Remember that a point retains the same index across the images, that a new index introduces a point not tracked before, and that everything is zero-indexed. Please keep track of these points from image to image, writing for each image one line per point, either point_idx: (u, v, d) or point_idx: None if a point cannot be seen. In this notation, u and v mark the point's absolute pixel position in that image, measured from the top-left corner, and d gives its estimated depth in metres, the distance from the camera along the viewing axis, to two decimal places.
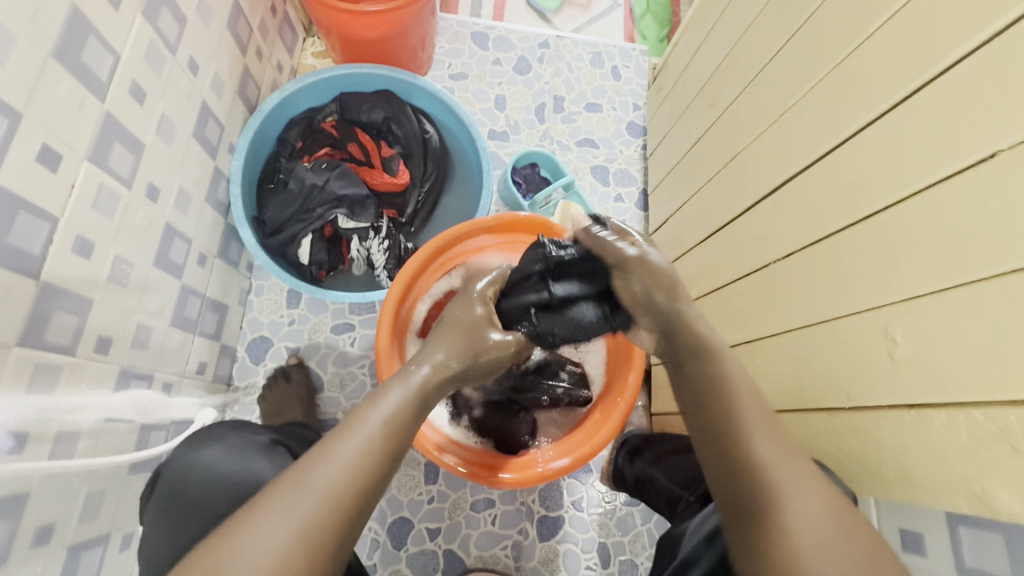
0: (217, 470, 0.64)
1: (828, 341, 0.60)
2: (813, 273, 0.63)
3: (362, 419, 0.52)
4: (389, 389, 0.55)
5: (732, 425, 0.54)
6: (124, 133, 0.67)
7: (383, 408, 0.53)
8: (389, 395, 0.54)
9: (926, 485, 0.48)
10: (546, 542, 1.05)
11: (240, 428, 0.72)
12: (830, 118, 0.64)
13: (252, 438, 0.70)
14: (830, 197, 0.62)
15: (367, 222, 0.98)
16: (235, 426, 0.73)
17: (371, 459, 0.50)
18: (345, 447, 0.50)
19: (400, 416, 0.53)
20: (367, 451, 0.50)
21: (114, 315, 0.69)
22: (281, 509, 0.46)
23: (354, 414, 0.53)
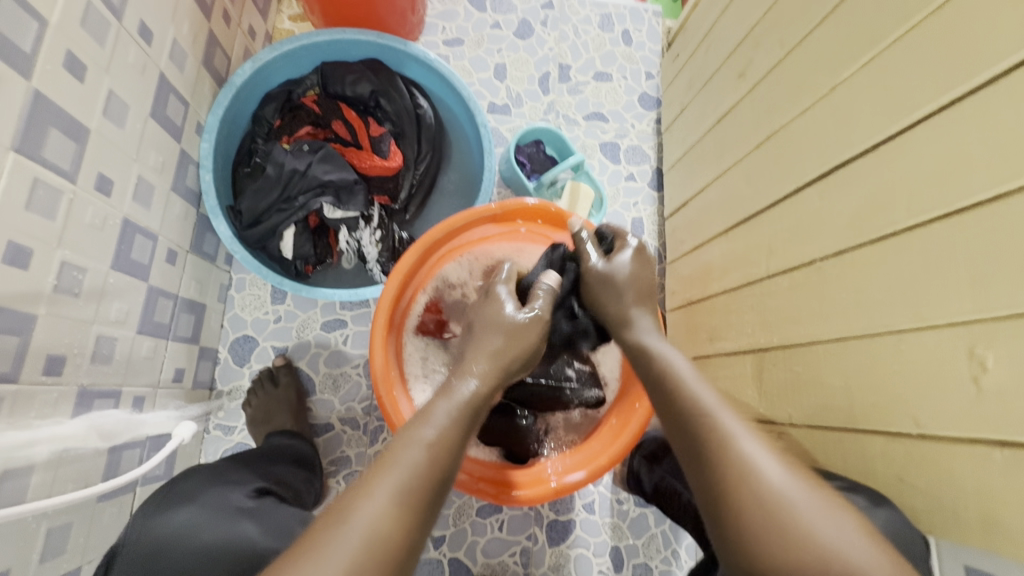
0: (196, 540, 0.57)
1: (892, 355, 0.52)
2: (875, 276, 0.55)
3: (404, 444, 0.48)
4: (433, 405, 0.52)
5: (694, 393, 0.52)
6: (60, 116, 0.57)
7: (425, 432, 0.49)
8: (435, 410, 0.51)
9: (1015, 535, 0.42)
10: (556, 547, 0.99)
11: (217, 479, 0.64)
12: (899, 94, 0.54)
13: (231, 494, 0.62)
14: (897, 189, 0.53)
15: (356, 211, 0.88)
16: (212, 475, 0.65)
17: (420, 484, 0.46)
18: (390, 476, 0.45)
19: (448, 439, 0.49)
20: (412, 482, 0.45)
21: (65, 330, 0.60)
22: (331, 550, 0.40)
23: (391, 446, 0.48)
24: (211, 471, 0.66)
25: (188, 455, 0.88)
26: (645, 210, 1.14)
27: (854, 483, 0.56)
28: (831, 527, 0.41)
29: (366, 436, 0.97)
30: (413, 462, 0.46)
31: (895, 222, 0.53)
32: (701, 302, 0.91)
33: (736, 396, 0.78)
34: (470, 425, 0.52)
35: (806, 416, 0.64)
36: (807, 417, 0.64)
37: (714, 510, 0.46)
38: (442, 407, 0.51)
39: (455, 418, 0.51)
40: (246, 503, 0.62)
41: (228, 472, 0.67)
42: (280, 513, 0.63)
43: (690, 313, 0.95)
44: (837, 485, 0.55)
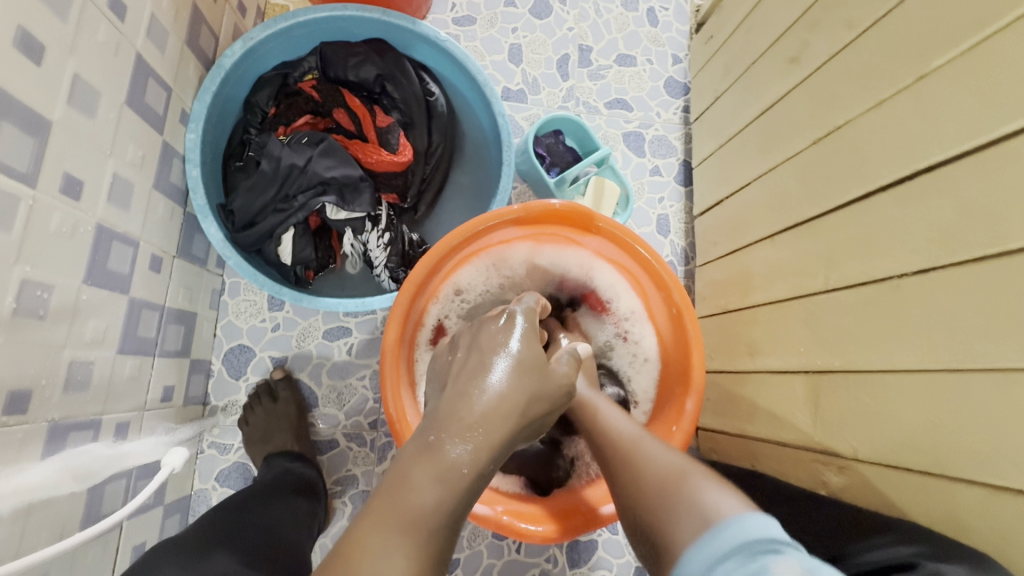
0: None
1: (1001, 396, 0.45)
2: (977, 301, 0.47)
3: (363, 552, 0.34)
4: (404, 489, 0.37)
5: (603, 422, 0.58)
6: (13, 107, 0.47)
7: (393, 531, 0.35)
8: (410, 495, 0.37)
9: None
10: (577, 569, 0.93)
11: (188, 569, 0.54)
12: (1015, 88, 0.46)
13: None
14: (1009, 200, 0.45)
15: (362, 212, 0.79)
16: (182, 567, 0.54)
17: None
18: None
19: (424, 536, 0.36)
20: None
21: (29, 358, 0.51)
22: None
23: (343, 547, 0.35)
24: (181, 555, 0.55)
25: (180, 480, 0.80)
26: (671, 206, 1.05)
27: (944, 536, 0.49)
28: (712, 490, 0.44)
29: (373, 453, 0.90)
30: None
31: (1007, 239, 0.45)
32: (740, 311, 0.84)
33: (784, 419, 0.71)
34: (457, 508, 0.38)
35: (877, 451, 0.57)
36: (879, 453, 0.57)
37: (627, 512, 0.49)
38: (415, 496, 0.37)
39: (436, 507, 0.37)
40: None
41: (207, 555, 0.56)
42: None
43: (727, 322, 0.87)
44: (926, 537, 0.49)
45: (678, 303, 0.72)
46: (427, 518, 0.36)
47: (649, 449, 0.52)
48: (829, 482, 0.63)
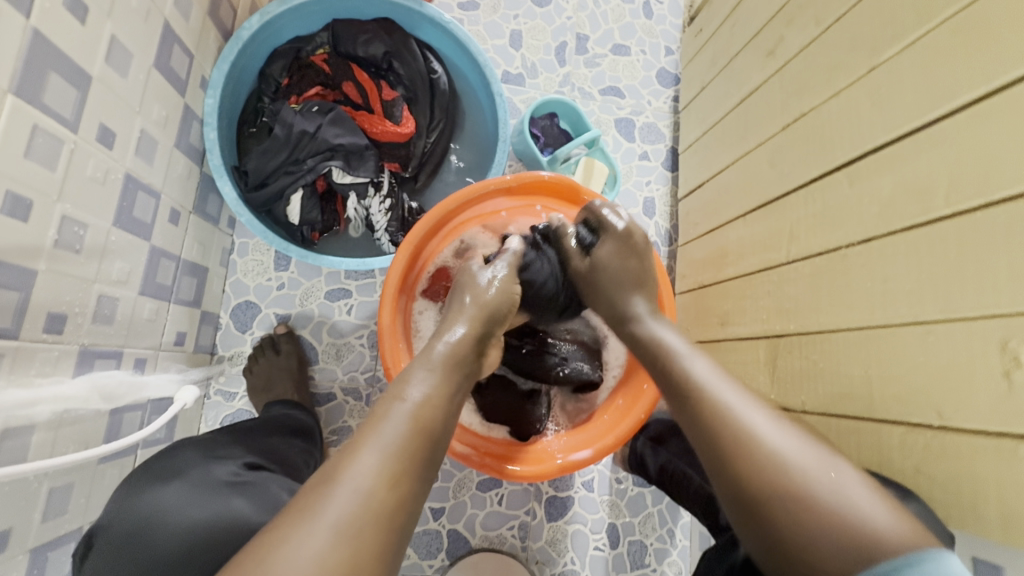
0: (187, 517, 0.54)
1: (919, 347, 0.52)
2: (906, 266, 0.54)
3: (388, 405, 0.46)
4: (413, 369, 0.51)
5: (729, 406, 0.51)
6: (61, 58, 0.53)
7: (410, 390, 0.48)
8: (420, 372, 0.50)
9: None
10: (554, 523, 1.00)
11: (206, 452, 0.62)
12: (946, 77, 0.52)
13: (218, 467, 0.60)
14: (937, 175, 0.52)
15: (367, 177, 0.85)
16: (200, 452, 0.62)
17: (414, 444, 0.44)
18: (376, 440, 0.43)
19: (434, 397, 0.48)
20: (402, 445, 0.44)
21: (66, 287, 0.58)
22: (320, 508, 0.39)
23: (379, 404, 0.47)
24: (198, 444, 0.63)
25: (188, 421, 0.87)
26: (657, 189, 1.11)
27: (872, 473, 0.55)
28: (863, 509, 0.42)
29: (368, 407, 0.96)
30: (403, 423, 0.45)
31: (932, 210, 0.52)
32: (712, 286, 0.90)
33: (746, 382, 0.78)
34: (457, 383, 0.51)
35: (820, 403, 0.64)
36: (822, 405, 0.64)
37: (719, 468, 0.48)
38: (421, 370, 0.50)
39: (440, 378, 0.50)
40: (233, 477, 0.59)
41: (218, 446, 0.64)
42: (264, 488, 0.60)
43: (701, 297, 0.94)
44: None
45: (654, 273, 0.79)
46: (434, 389, 0.49)
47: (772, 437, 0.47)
48: None
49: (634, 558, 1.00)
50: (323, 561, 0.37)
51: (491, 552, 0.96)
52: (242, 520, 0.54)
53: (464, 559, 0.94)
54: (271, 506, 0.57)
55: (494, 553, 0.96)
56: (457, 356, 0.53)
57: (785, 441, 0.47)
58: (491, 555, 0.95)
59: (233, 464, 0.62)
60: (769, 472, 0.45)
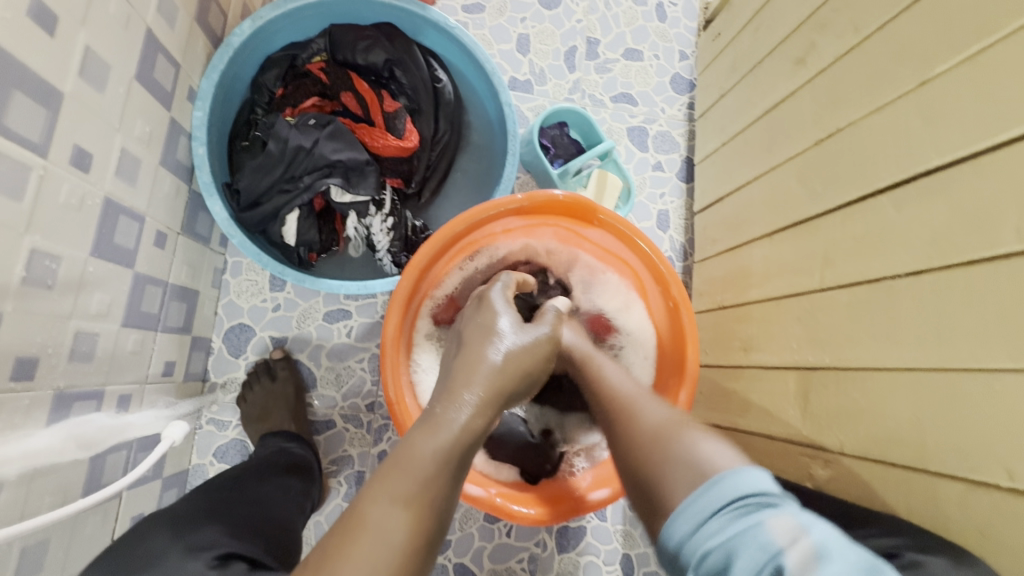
0: None
1: (984, 396, 0.47)
2: (967, 304, 0.49)
3: (373, 508, 0.38)
4: (405, 451, 0.42)
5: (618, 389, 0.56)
6: (26, 76, 0.48)
7: (400, 486, 0.40)
8: (415, 457, 0.41)
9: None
10: (566, 554, 0.95)
11: (181, 537, 0.55)
12: (1013, 96, 0.47)
13: (193, 559, 0.52)
14: (1003, 205, 0.47)
15: (367, 195, 0.79)
16: (174, 535, 0.55)
17: (407, 559, 0.37)
18: (356, 564, 0.36)
19: (429, 490, 0.40)
20: (388, 569, 0.36)
21: (37, 327, 0.52)
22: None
23: (363, 499, 0.39)
24: (175, 523, 0.56)
25: (178, 455, 0.81)
26: (672, 202, 1.06)
27: (924, 529, 0.51)
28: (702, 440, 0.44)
29: (370, 435, 0.91)
30: (390, 538, 0.37)
31: (999, 244, 0.47)
32: (734, 308, 0.85)
33: (774, 414, 0.73)
34: (458, 468, 0.43)
35: (861, 445, 0.59)
36: (865, 449, 0.59)
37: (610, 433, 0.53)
38: (418, 458, 0.41)
39: (439, 466, 0.42)
40: (208, 574, 0.51)
41: (195, 523, 0.56)
42: None
43: (721, 319, 0.89)
44: (909, 533, 0.51)
45: (676, 297, 0.73)
46: (429, 482, 0.41)
47: (646, 405, 0.52)
48: (814, 475, 0.66)
49: None
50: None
51: None
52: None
53: None
54: None
55: None
56: (467, 442, 0.44)
57: (657, 409, 0.51)
58: None
59: (206, 555, 0.53)
60: (639, 429, 0.49)
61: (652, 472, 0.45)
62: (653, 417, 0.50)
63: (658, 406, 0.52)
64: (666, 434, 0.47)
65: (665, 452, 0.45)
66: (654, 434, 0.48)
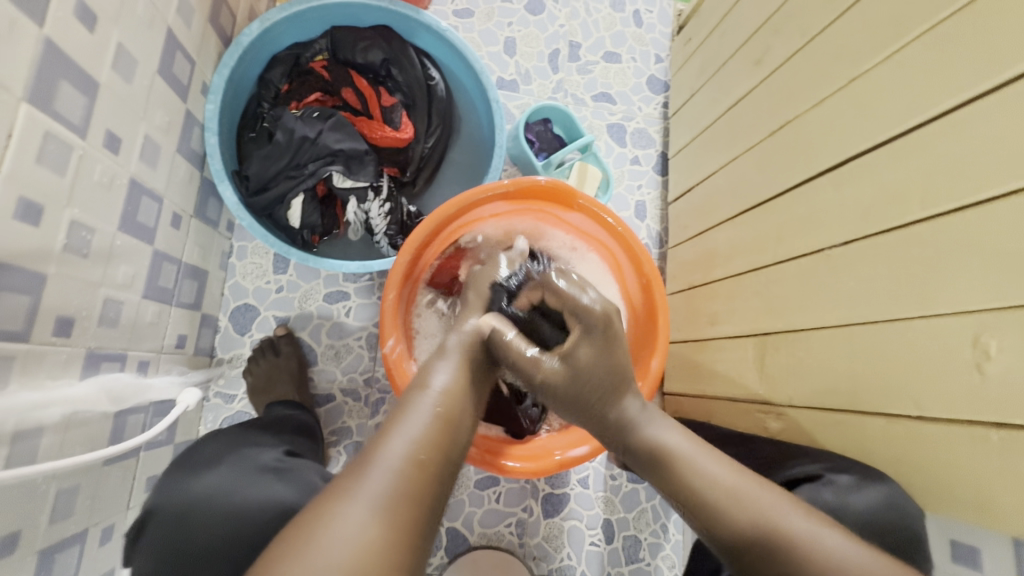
0: (232, 500, 0.55)
1: (899, 342, 0.55)
2: (885, 266, 0.57)
3: (416, 396, 0.51)
4: (435, 364, 0.56)
5: (670, 455, 0.56)
6: (71, 66, 0.54)
7: (435, 383, 0.53)
8: (440, 367, 0.55)
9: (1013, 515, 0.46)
10: (551, 519, 1.02)
11: (245, 441, 0.64)
12: (921, 90, 0.56)
13: (262, 453, 0.62)
14: (914, 181, 0.55)
15: (366, 181, 0.87)
16: (239, 440, 0.63)
17: (442, 432, 0.49)
18: (405, 424, 0.47)
19: (453, 392, 0.53)
20: (429, 426, 0.48)
21: (74, 291, 0.59)
22: (362, 482, 0.42)
23: (404, 396, 0.52)
24: (235, 433, 0.65)
25: (188, 423, 0.87)
26: (649, 193, 1.14)
27: (853, 461, 0.59)
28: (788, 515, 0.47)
29: (367, 407, 0.98)
30: (430, 410, 0.50)
31: (910, 214, 0.55)
32: (702, 286, 0.94)
33: (736, 378, 0.81)
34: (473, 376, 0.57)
35: (805, 397, 0.67)
36: (808, 400, 0.67)
37: (695, 517, 0.52)
38: (444, 364, 0.56)
39: (460, 372, 0.55)
40: (277, 462, 0.61)
41: (252, 435, 0.66)
42: (306, 473, 0.61)
43: (692, 298, 0.97)
44: (842, 465, 0.58)
45: (648, 274, 0.81)
46: (454, 379, 0.54)
47: (704, 462, 0.54)
48: (769, 428, 0.74)
49: (628, 553, 1.03)
50: (367, 528, 0.39)
51: (489, 548, 0.98)
52: (282, 504, 0.55)
53: (462, 557, 0.96)
54: (311, 487, 0.59)
55: (492, 550, 0.98)
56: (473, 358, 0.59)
57: (713, 464, 0.53)
58: (489, 552, 0.97)
59: (275, 450, 0.64)
60: (721, 506, 0.49)
61: (751, 543, 0.47)
62: (715, 479, 0.52)
63: (715, 463, 0.53)
64: (741, 495, 0.49)
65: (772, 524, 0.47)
66: (732, 500, 0.49)
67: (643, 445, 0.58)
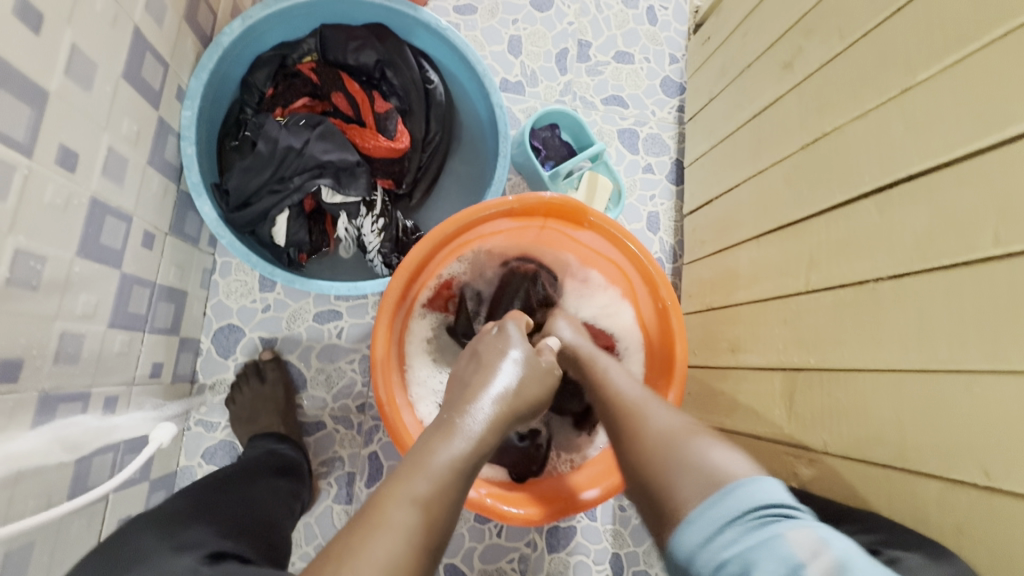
0: None
1: (963, 395, 0.48)
2: (942, 305, 0.51)
3: (407, 477, 0.41)
4: (430, 451, 0.43)
5: (620, 399, 0.57)
6: (10, 74, 0.47)
7: (417, 485, 0.40)
8: (433, 462, 0.42)
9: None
10: (556, 554, 0.96)
11: (166, 538, 0.54)
12: (991, 105, 0.48)
13: (178, 559, 0.51)
14: (983, 210, 0.48)
15: (357, 196, 0.79)
16: (159, 538, 0.54)
17: (439, 524, 0.40)
18: (394, 518, 0.38)
19: (458, 471, 0.42)
20: (409, 556, 0.37)
21: (21, 328, 0.52)
22: None
23: (399, 471, 0.42)
24: (160, 527, 0.55)
25: (166, 457, 0.81)
26: (662, 204, 1.07)
27: (904, 525, 0.52)
28: (717, 453, 0.45)
29: (360, 436, 0.91)
30: (423, 494, 0.40)
31: (977, 248, 0.48)
32: (722, 308, 0.86)
33: (760, 414, 0.74)
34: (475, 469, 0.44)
35: (844, 444, 0.60)
36: (848, 449, 0.60)
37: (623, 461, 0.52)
38: (440, 455, 0.42)
39: (458, 466, 0.43)
40: (197, 573, 0.51)
41: (181, 528, 0.55)
42: None
43: (710, 320, 0.90)
44: (891, 530, 0.52)
45: (665, 299, 0.74)
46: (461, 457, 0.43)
47: (655, 412, 0.54)
48: (801, 474, 0.67)
49: None
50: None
51: None
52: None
53: None
54: None
55: None
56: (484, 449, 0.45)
57: (661, 412, 0.53)
58: None
59: (199, 552, 0.53)
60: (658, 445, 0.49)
61: (649, 457, 0.49)
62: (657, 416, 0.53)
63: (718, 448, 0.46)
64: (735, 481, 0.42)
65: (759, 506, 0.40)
66: (652, 429, 0.51)
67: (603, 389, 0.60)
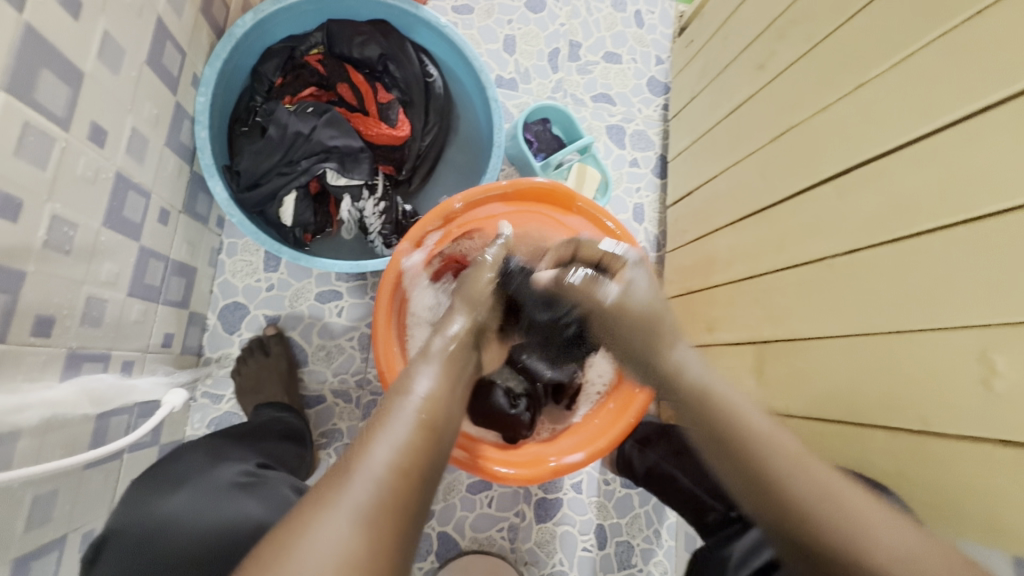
0: (200, 521, 0.54)
1: (903, 355, 0.54)
2: (886, 275, 0.57)
3: (395, 405, 0.46)
4: (417, 369, 0.51)
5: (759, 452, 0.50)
6: (54, 55, 0.52)
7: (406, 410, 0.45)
8: (421, 371, 0.50)
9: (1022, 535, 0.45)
10: (543, 524, 1.01)
11: (213, 458, 0.61)
12: (929, 100, 0.55)
13: (225, 471, 0.59)
14: (920, 191, 0.54)
15: (361, 179, 0.85)
16: (206, 456, 0.61)
17: (428, 440, 0.44)
18: (385, 434, 0.43)
19: (439, 397, 0.48)
20: (413, 438, 0.43)
21: (54, 288, 0.56)
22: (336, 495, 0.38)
23: (387, 403, 0.47)
24: (207, 449, 0.62)
25: (174, 424, 0.85)
26: (647, 196, 1.13)
27: (853, 473, 0.58)
28: (868, 511, 0.45)
29: (359, 409, 0.96)
30: (413, 416, 0.45)
31: (915, 224, 0.54)
32: (700, 291, 0.93)
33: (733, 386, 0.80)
34: (459, 379, 0.52)
35: (804, 407, 0.67)
36: (807, 410, 0.66)
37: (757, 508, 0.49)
38: (426, 369, 0.50)
39: (444, 376, 0.50)
40: (243, 478, 0.59)
41: (223, 449, 0.63)
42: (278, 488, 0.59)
43: (689, 303, 0.96)
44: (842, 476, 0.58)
45: None
46: (437, 386, 0.49)
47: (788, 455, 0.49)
48: None
49: (621, 558, 1.02)
50: (346, 549, 0.35)
51: (481, 554, 0.96)
52: (254, 522, 0.53)
53: (453, 562, 0.95)
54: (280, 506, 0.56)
55: (484, 555, 0.97)
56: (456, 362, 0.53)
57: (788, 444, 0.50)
58: (481, 557, 0.96)
59: (242, 465, 0.62)
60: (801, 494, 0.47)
61: (795, 508, 0.47)
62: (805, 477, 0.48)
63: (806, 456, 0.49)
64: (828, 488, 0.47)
65: (844, 514, 0.45)
66: (796, 476, 0.48)
67: (726, 427, 0.53)
